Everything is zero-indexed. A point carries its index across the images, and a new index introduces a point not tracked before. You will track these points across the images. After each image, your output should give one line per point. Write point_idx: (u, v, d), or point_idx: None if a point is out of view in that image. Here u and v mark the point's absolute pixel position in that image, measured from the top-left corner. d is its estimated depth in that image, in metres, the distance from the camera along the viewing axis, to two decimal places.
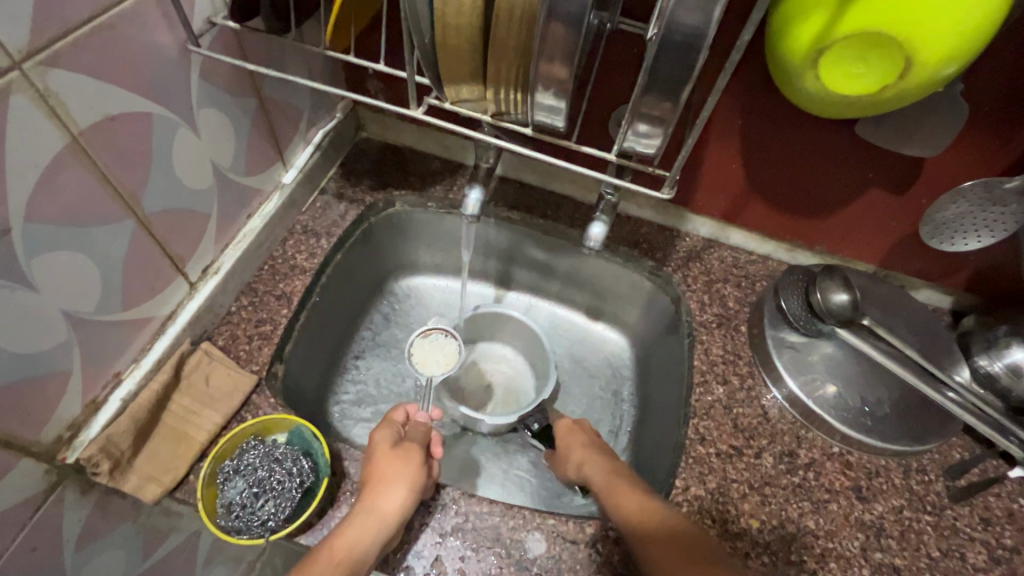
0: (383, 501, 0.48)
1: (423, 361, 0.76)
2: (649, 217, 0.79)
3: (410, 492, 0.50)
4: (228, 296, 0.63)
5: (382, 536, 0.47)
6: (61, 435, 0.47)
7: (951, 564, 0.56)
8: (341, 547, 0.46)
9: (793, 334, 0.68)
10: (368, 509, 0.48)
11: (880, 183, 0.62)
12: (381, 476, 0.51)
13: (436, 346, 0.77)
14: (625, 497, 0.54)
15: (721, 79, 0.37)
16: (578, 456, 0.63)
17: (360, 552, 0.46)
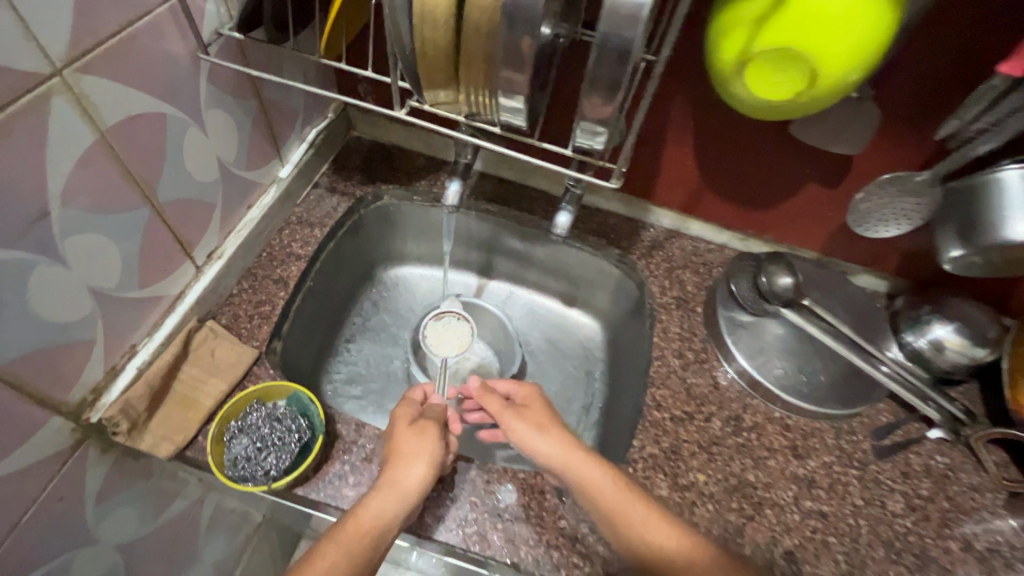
0: (405, 475, 0.54)
1: (437, 343, 0.87)
2: (615, 209, 0.86)
3: (430, 467, 0.55)
4: (231, 279, 0.69)
5: (403, 506, 0.53)
6: (85, 397, 0.53)
7: (873, 510, 0.63)
8: (366, 520, 0.51)
9: (743, 314, 0.76)
10: (391, 482, 0.54)
11: (816, 178, 0.70)
12: (404, 451, 0.56)
13: (449, 329, 0.88)
14: (657, 524, 0.53)
15: (651, 84, 0.45)
16: (533, 432, 0.63)
17: (383, 524, 0.51)
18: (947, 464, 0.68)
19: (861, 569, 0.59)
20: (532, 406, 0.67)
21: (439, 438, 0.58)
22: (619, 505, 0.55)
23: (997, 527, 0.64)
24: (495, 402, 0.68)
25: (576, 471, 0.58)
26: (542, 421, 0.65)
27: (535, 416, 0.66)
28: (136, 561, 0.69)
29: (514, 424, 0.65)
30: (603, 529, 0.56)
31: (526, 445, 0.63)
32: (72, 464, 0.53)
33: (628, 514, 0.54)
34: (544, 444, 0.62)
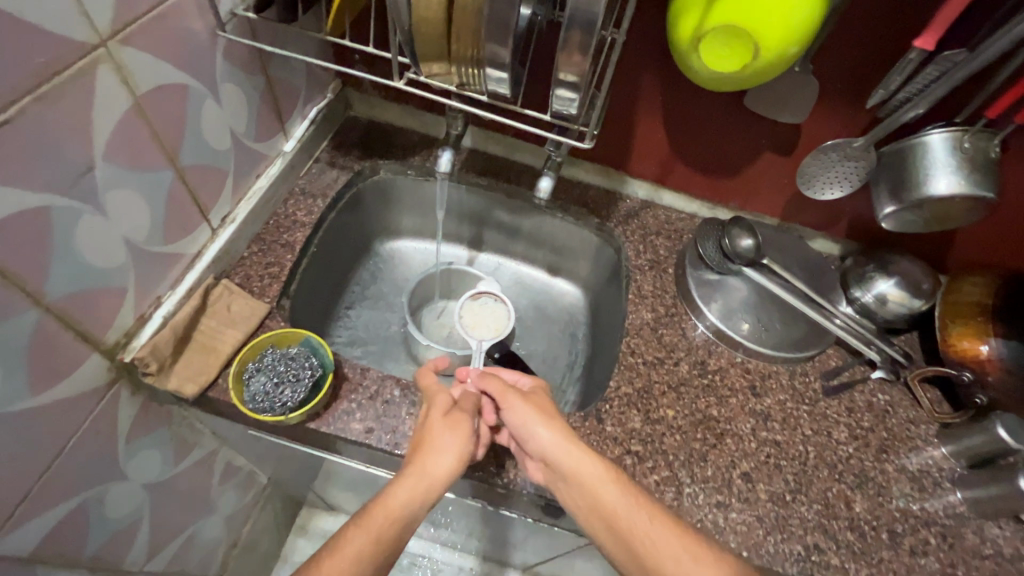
0: (437, 467, 0.57)
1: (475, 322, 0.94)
2: (594, 181, 0.94)
3: (460, 461, 0.59)
4: (242, 242, 0.76)
5: (430, 498, 0.57)
6: (119, 339, 0.59)
7: (820, 438, 0.72)
8: (394, 507, 0.54)
9: (709, 272, 0.84)
10: (421, 470, 0.57)
11: (771, 147, 0.78)
12: (440, 444, 0.59)
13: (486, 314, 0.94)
14: (657, 523, 0.55)
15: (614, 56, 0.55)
16: (535, 419, 0.63)
17: (409, 512, 0.55)
18: (887, 401, 0.77)
19: (807, 486, 0.68)
20: (536, 396, 0.68)
21: (470, 434, 0.61)
22: (623, 508, 0.57)
23: (928, 452, 0.73)
24: (497, 384, 0.68)
25: (579, 469, 0.59)
26: (544, 408, 0.65)
27: (537, 403, 0.66)
28: (158, 501, 0.75)
29: (514, 405, 0.65)
30: (601, 529, 0.58)
31: (524, 429, 0.62)
32: (107, 400, 0.59)
33: (632, 520, 0.56)
34: (543, 430, 0.61)
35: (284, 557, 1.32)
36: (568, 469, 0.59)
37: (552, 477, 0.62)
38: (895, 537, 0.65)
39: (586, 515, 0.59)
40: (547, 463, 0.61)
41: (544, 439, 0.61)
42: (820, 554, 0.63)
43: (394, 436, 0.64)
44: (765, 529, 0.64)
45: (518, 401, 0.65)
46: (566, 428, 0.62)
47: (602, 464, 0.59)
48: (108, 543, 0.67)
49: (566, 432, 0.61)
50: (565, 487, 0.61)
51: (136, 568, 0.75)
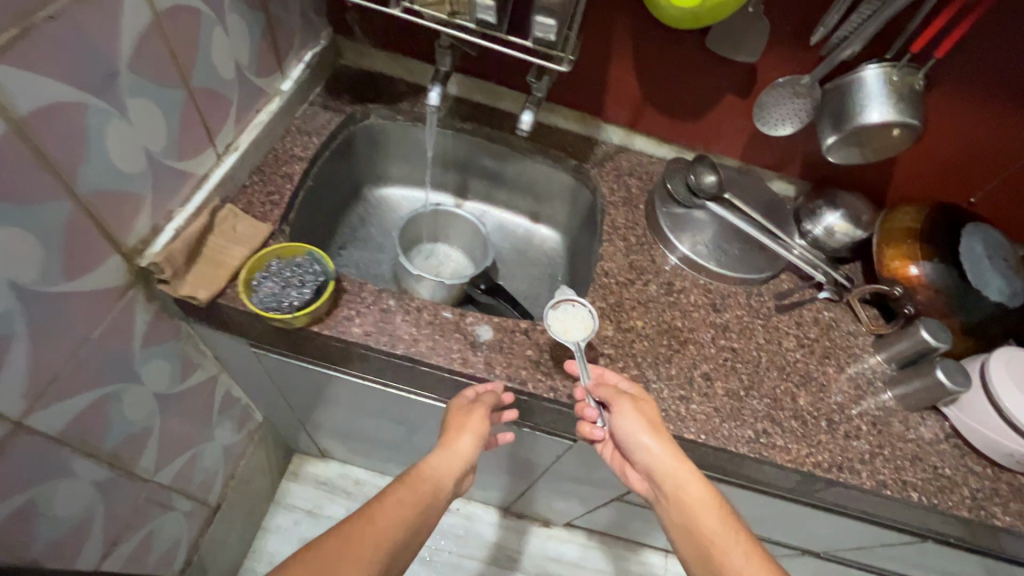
0: (460, 444, 0.68)
1: (565, 331, 0.72)
2: (573, 128, 1.01)
3: (476, 438, 0.68)
4: (244, 171, 0.81)
5: (455, 471, 0.67)
6: (138, 244, 0.64)
7: (772, 346, 0.81)
8: (426, 470, 0.65)
9: (676, 207, 0.92)
10: (446, 447, 0.68)
11: (731, 90, 0.87)
12: (463, 424, 0.68)
13: (571, 317, 0.74)
14: (753, 561, 0.60)
15: None
16: (647, 435, 0.66)
17: (433, 473, 0.65)
18: (831, 317, 0.87)
19: (759, 384, 0.77)
20: (646, 403, 0.68)
21: (483, 417, 0.68)
22: (721, 536, 0.63)
23: (864, 359, 0.83)
24: (610, 390, 0.67)
25: (684, 487, 0.65)
26: (654, 421, 0.67)
27: (650, 414, 0.67)
28: (168, 415, 0.80)
29: (627, 419, 0.66)
30: (692, 547, 0.65)
31: (634, 443, 0.66)
32: (125, 301, 0.65)
33: (728, 548, 0.62)
34: (654, 444, 0.66)
35: (276, 500, 1.36)
36: (672, 487, 0.66)
37: (654, 486, 0.69)
38: (833, 424, 0.75)
39: (681, 528, 0.66)
40: (651, 471, 0.67)
41: (655, 455, 0.66)
42: (769, 438, 0.72)
43: (391, 338, 0.71)
44: (720, 418, 0.73)
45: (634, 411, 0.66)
46: (673, 442, 0.66)
47: (703, 485, 0.66)
48: (127, 443, 0.72)
49: (674, 448, 0.66)
50: (666, 499, 0.68)
51: (149, 476, 0.80)
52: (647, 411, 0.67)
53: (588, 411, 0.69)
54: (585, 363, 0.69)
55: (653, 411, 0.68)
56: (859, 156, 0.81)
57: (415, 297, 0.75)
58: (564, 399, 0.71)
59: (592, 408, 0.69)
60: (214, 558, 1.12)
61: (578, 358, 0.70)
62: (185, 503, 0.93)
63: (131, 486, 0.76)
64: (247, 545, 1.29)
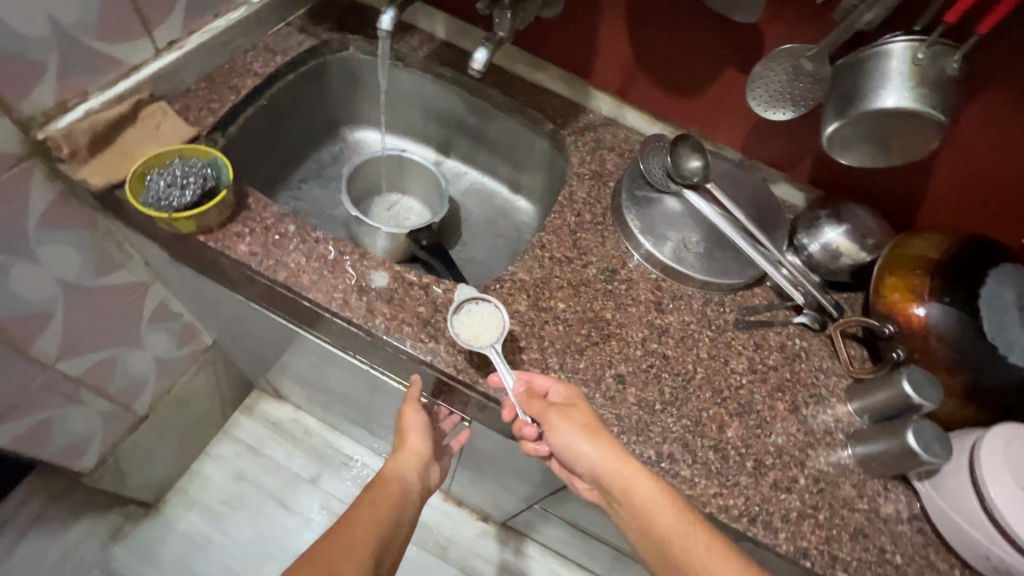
0: (411, 444, 0.72)
1: (476, 337, 0.63)
2: (560, 92, 0.91)
3: (423, 434, 0.72)
4: (189, 74, 0.78)
5: (416, 467, 0.71)
6: (36, 116, 0.63)
7: (714, 362, 0.68)
8: (388, 473, 0.70)
9: (647, 189, 0.80)
10: (401, 449, 0.72)
11: (731, 61, 0.76)
12: (406, 425, 0.72)
13: (478, 316, 0.64)
14: (722, 559, 0.53)
15: None
16: (581, 438, 0.56)
17: (398, 477, 0.69)
18: (802, 347, 0.72)
19: (681, 402, 0.65)
20: (575, 407, 0.59)
21: (418, 411, 0.72)
22: (679, 534, 0.54)
23: (829, 404, 0.68)
24: (538, 405, 0.58)
25: (633, 489, 0.55)
26: (590, 423, 0.58)
27: (583, 418, 0.58)
28: (77, 305, 0.79)
29: (557, 424, 0.57)
30: (656, 561, 0.56)
31: (570, 451, 0.57)
32: (17, 172, 0.63)
33: (691, 554, 0.53)
34: (592, 450, 0.56)
35: (224, 430, 1.36)
36: (622, 490, 0.55)
37: (607, 499, 0.59)
38: (761, 467, 0.62)
39: (642, 544, 0.57)
40: (599, 481, 0.57)
41: (594, 460, 0.56)
42: (672, 464, 0.61)
43: (274, 264, 0.66)
44: (620, 428, 0.62)
45: (565, 423, 0.57)
46: (613, 441, 0.57)
47: (654, 482, 0.55)
48: (16, 320, 0.71)
49: (615, 449, 0.56)
50: (620, 512, 0.58)
51: (49, 362, 0.80)
52: (577, 414, 0.58)
53: (526, 430, 0.60)
54: (508, 372, 0.61)
55: (587, 413, 0.59)
56: (876, 153, 0.64)
57: (318, 228, 0.69)
58: (441, 366, 0.63)
59: (532, 428, 0.60)
60: (139, 467, 1.13)
61: (500, 366, 0.61)
62: (99, 401, 0.94)
63: (22, 366, 0.76)
64: (185, 465, 1.30)
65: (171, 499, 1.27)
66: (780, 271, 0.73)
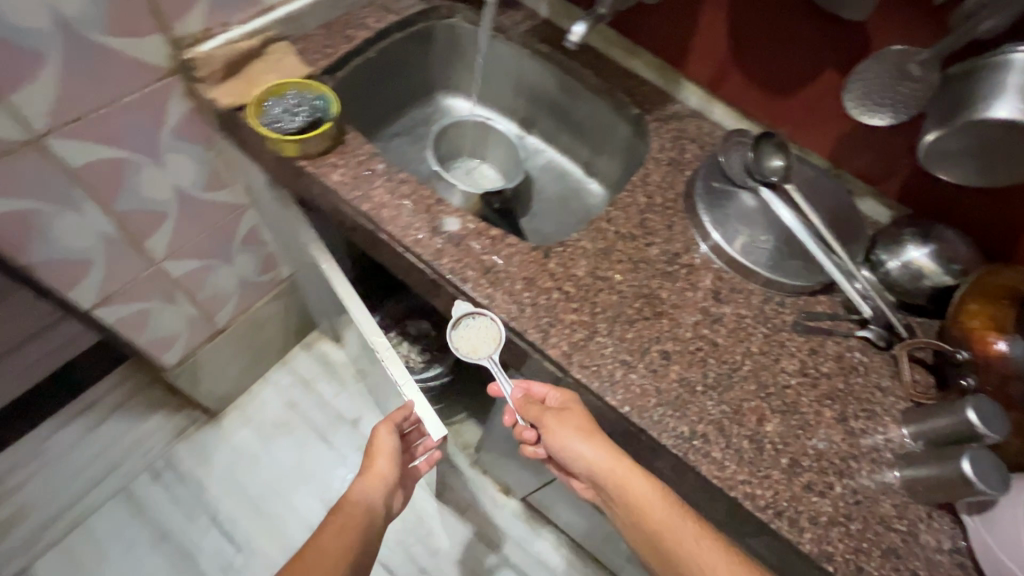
0: (378, 466, 0.80)
1: (473, 349, 0.68)
2: (650, 80, 0.92)
3: (390, 458, 0.80)
4: (312, 22, 0.86)
5: (381, 490, 0.78)
6: (186, 38, 0.72)
7: (763, 358, 0.68)
8: (355, 494, 0.77)
9: (722, 182, 0.78)
10: (370, 471, 0.80)
11: (833, 62, 0.74)
12: (377, 447, 0.81)
13: (475, 329, 0.69)
14: (710, 548, 0.58)
15: None
16: (577, 438, 0.63)
17: (367, 497, 0.76)
18: (861, 361, 0.70)
19: (724, 387, 0.65)
20: (571, 409, 0.65)
21: (388, 433, 0.81)
22: (671, 527, 0.59)
23: (881, 423, 0.65)
24: (535, 409, 0.67)
25: (628, 485, 0.61)
26: (585, 424, 0.64)
27: (578, 420, 0.64)
28: (186, 213, 0.90)
29: (554, 426, 0.64)
30: (651, 555, 0.62)
31: (567, 450, 0.64)
32: (162, 84, 0.73)
33: (682, 544, 0.58)
34: (587, 448, 0.63)
35: (283, 360, 1.47)
36: (617, 486, 0.62)
37: (604, 495, 0.65)
38: (796, 467, 0.61)
39: (638, 541, 0.63)
40: (595, 477, 0.64)
41: (590, 458, 0.63)
42: (704, 444, 0.61)
43: (361, 195, 0.72)
44: (659, 400, 0.63)
45: (561, 425, 0.64)
46: (605, 441, 0.63)
47: (646, 479, 0.61)
48: (140, 214, 0.82)
49: (608, 448, 0.62)
50: (616, 507, 0.64)
51: (156, 259, 0.91)
52: (572, 417, 0.64)
53: (526, 434, 0.73)
54: (507, 381, 0.70)
55: (583, 413, 0.65)
56: (977, 163, 0.61)
57: (404, 171, 0.75)
58: (496, 311, 0.66)
59: (531, 432, 0.73)
60: (208, 376, 1.26)
61: (498, 377, 0.70)
62: (189, 306, 1.05)
63: (136, 259, 0.88)
64: (246, 385, 1.42)
65: (229, 413, 1.40)
66: (853, 286, 0.70)
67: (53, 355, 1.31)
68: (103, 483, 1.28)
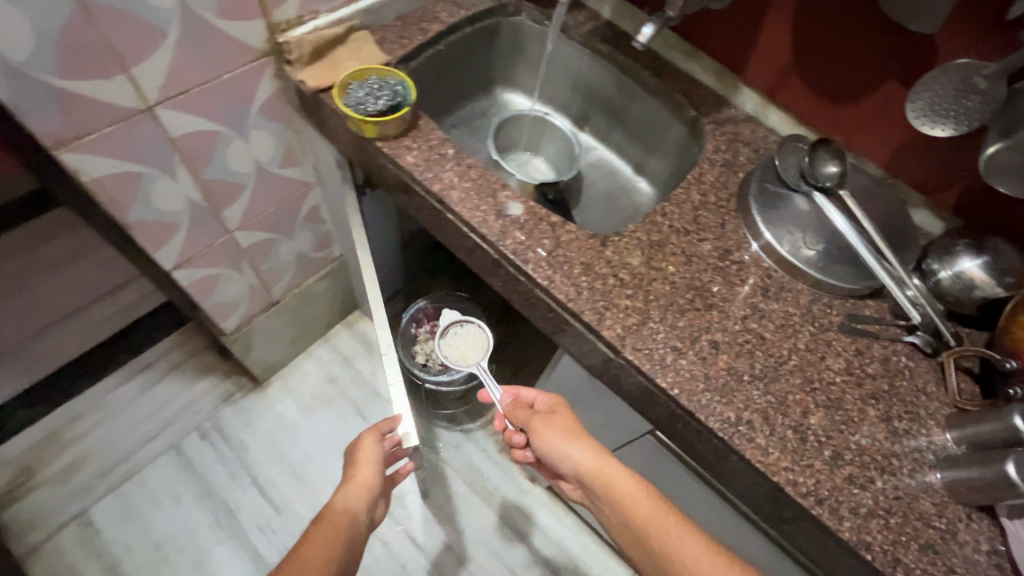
0: (362, 474, 0.83)
1: (462, 354, 1.05)
2: (708, 83, 0.95)
3: (374, 465, 0.84)
4: (391, 13, 0.91)
5: (364, 497, 0.81)
6: (283, 23, 0.78)
7: (809, 355, 0.70)
8: (339, 503, 0.79)
9: (777, 185, 0.80)
10: (354, 480, 0.82)
11: (896, 73, 0.76)
12: (362, 456, 0.85)
13: (462, 339, 1.08)
14: (691, 539, 0.66)
15: None
16: (565, 440, 0.76)
17: (351, 505, 0.79)
18: (906, 365, 0.71)
19: (770, 379, 0.67)
20: (559, 415, 0.81)
21: (374, 442, 0.86)
22: (653, 520, 0.68)
23: (925, 426, 0.67)
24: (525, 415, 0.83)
25: (612, 480, 0.72)
26: (571, 428, 0.78)
27: (567, 424, 0.79)
28: (261, 186, 0.96)
29: (544, 430, 0.78)
30: (637, 553, 0.69)
31: (556, 451, 0.77)
32: (256, 65, 0.79)
33: (663, 533, 0.67)
34: (574, 447, 0.75)
35: (326, 337, 1.54)
36: (603, 484, 0.73)
37: (591, 495, 0.76)
38: (838, 459, 0.63)
39: (624, 538, 0.71)
40: (582, 477, 0.75)
41: (577, 456, 0.75)
42: (749, 430, 0.64)
43: (432, 177, 0.76)
44: (707, 386, 0.66)
45: (549, 429, 0.78)
46: (589, 441, 0.76)
47: (629, 476, 0.72)
48: (223, 183, 0.89)
49: (592, 447, 0.75)
50: (602, 505, 0.74)
51: (230, 228, 0.98)
52: (558, 422, 0.79)
53: (516, 438, 0.88)
54: (498, 391, 0.88)
55: (568, 419, 0.80)
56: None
57: (472, 157, 0.79)
58: (554, 292, 0.70)
59: (519, 436, 0.87)
60: (260, 345, 1.33)
61: (490, 386, 0.90)
62: (252, 275, 1.12)
63: (214, 226, 0.95)
64: (291, 357, 1.49)
65: (272, 382, 1.46)
66: (905, 292, 0.71)
67: (125, 310, 1.47)
68: (156, 439, 1.35)
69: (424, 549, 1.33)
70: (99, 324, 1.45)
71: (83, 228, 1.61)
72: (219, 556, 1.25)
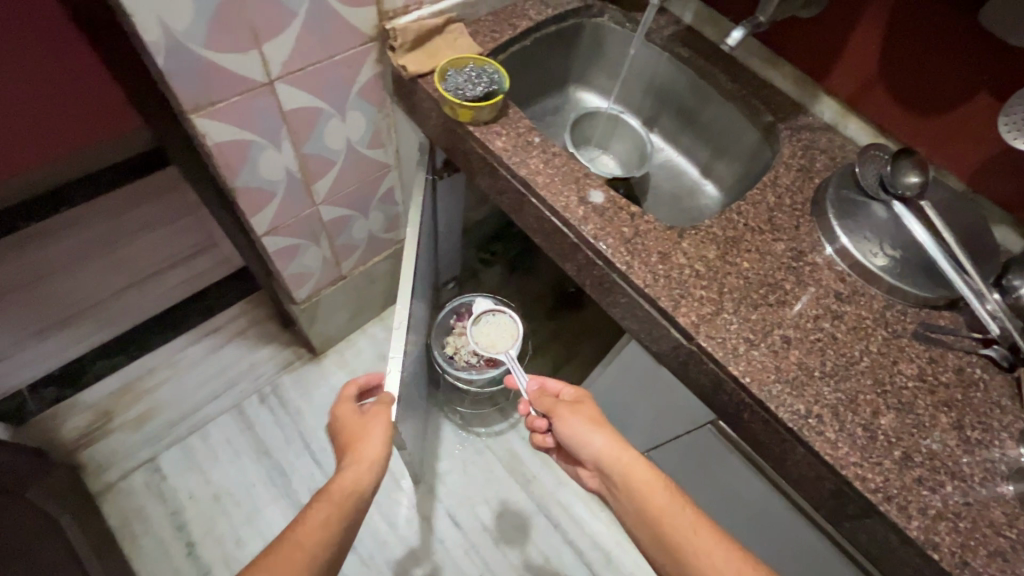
0: (371, 449, 0.77)
1: (494, 340, 1.11)
2: (787, 90, 0.97)
3: (381, 439, 0.78)
4: (484, 9, 0.97)
5: (372, 471, 0.75)
6: (391, 12, 0.84)
7: (881, 358, 0.71)
8: (347, 482, 0.72)
9: (857, 195, 0.81)
10: (359, 459, 0.75)
11: (989, 86, 0.77)
12: (367, 429, 0.79)
13: (493, 326, 1.14)
14: (703, 531, 0.66)
15: None
16: (586, 429, 0.79)
17: (359, 483, 0.73)
18: (981, 377, 0.71)
19: (841, 376, 0.68)
20: (585, 405, 0.84)
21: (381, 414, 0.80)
22: (668, 510, 0.69)
23: (999, 438, 0.67)
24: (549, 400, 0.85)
25: (630, 468, 0.74)
26: (593, 419, 0.81)
27: (590, 414, 0.82)
28: (348, 164, 1.02)
29: (565, 417, 0.81)
30: (650, 543, 0.69)
31: (578, 437, 0.79)
32: (363, 48, 0.85)
33: (676, 523, 0.67)
34: (596, 435, 0.78)
35: (381, 316, 1.60)
36: (620, 471, 0.74)
37: (608, 484, 0.77)
38: (908, 459, 0.64)
39: (639, 530, 0.71)
40: (600, 465, 0.77)
41: (597, 445, 0.77)
42: (819, 424, 0.65)
43: (518, 162, 0.81)
44: (779, 377, 0.67)
45: (571, 416, 0.81)
46: (610, 432, 0.79)
47: (647, 467, 0.74)
48: (318, 158, 0.96)
49: (612, 436, 0.77)
50: (618, 494, 0.75)
51: (316, 202, 1.04)
52: (581, 412, 0.82)
53: (538, 423, 0.88)
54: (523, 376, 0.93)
55: (590, 410, 0.83)
56: None
57: (556, 146, 0.83)
58: (631, 277, 0.73)
59: (541, 422, 0.88)
60: (323, 318, 1.40)
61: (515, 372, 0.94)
62: (327, 249, 1.19)
63: (304, 198, 1.01)
64: (347, 333, 1.56)
65: (327, 355, 1.53)
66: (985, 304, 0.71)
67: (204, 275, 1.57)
68: (220, 398, 1.43)
69: (461, 527, 1.36)
70: (179, 286, 1.55)
71: (175, 193, 1.73)
72: (263, 514, 1.31)
